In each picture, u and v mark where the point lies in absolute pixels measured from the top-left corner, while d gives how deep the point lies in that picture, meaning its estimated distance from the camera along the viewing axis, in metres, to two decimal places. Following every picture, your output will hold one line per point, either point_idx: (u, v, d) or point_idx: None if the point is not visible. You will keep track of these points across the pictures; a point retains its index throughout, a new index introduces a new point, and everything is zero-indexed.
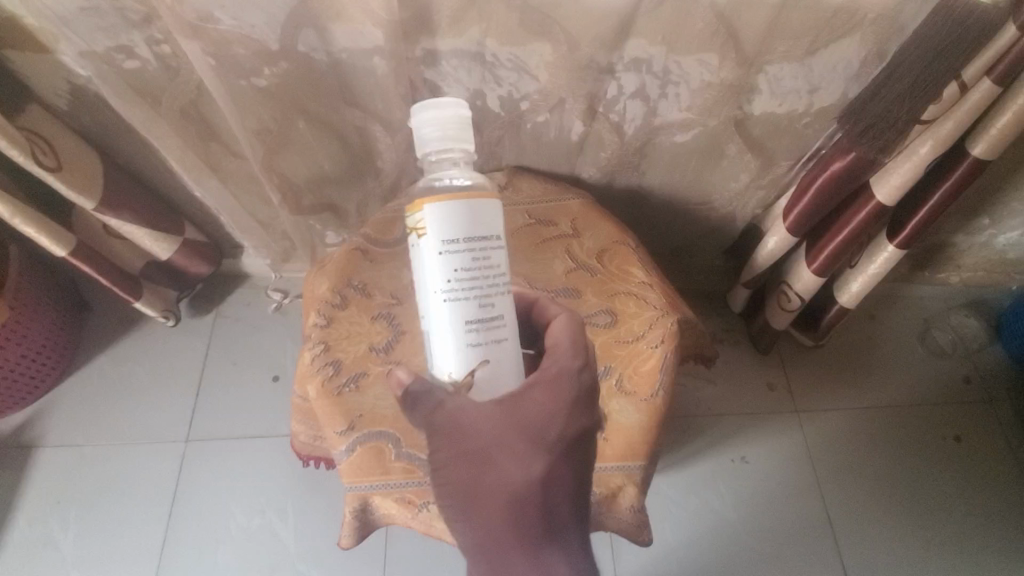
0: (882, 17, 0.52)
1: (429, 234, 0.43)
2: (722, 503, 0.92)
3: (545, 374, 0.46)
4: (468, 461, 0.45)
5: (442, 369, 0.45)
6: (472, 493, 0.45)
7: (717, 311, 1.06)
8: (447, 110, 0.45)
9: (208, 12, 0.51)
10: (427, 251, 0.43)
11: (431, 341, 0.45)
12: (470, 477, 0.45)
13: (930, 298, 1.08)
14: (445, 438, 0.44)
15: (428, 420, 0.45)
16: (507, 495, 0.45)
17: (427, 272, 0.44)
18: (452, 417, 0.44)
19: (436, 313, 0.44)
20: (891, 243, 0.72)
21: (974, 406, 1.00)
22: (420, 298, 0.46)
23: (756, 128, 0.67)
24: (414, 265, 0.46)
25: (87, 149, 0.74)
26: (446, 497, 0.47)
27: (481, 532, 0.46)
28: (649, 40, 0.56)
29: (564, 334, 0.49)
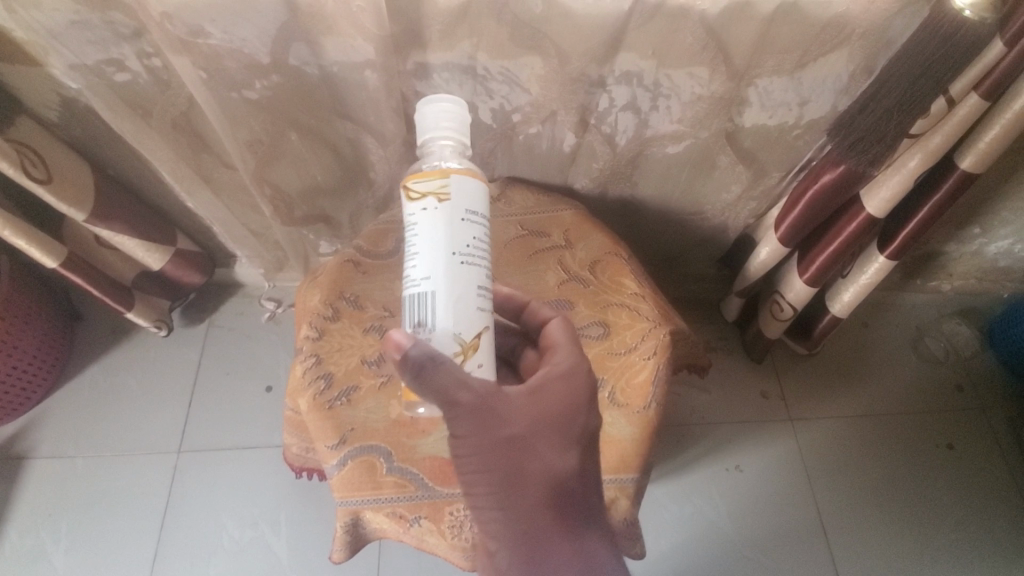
0: (871, 32, 0.53)
1: (453, 199, 0.42)
2: (717, 512, 0.92)
3: (556, 371, 0.44)
4: (501, 452, 0.42)
5: (447, 337, 0.40)
6: (506, 483, 0.43)
7: (711, 319, 1.06)
8: (445, 102, 0.46)
9: (198, 27, 0.51)
10: (447, 214, 0.41)
11: (435, 307, 0.40)
12: (502, 466, 0.43)
13: (921, 306, 1.09)
14: (475, 428, 0.41)
15: (454, 409, 0.40)
16: (542, 484, 0.44)
17: (442, 235, 0.41)
18: (483, 405, 0.40)
19: (448, 276, 0.40)
20: (882, 254, 0.72)
21: (967, 413, 1.01)
22: (420, 261, 0.41)
23: (747, 140, 0.67)
24: (416, 228, 0.42)
25: (79, 160, 0.74)
26: (475, 488, 0.44)
27: (517, 522, 0.45)
28: (640, 54, 0.57)
29: (560, 334, 0.47)
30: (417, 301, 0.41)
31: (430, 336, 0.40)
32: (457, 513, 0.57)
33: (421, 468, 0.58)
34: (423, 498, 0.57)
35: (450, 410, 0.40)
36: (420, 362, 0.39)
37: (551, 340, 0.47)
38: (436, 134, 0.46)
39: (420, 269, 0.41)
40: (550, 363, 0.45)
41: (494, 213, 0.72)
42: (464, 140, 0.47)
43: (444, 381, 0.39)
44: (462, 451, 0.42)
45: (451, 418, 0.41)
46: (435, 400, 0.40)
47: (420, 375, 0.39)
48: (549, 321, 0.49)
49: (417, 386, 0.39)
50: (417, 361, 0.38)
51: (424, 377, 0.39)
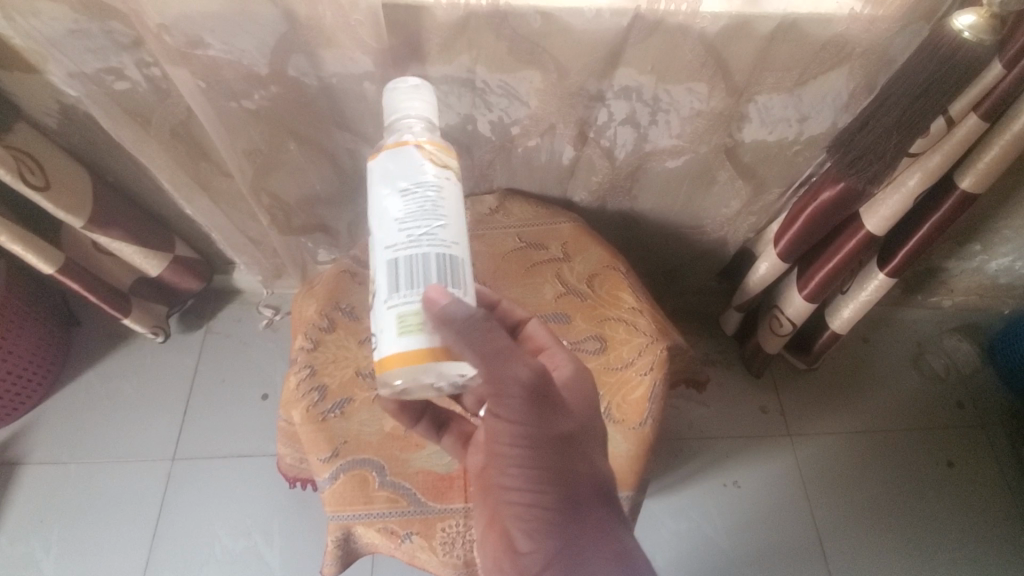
0: (872, 50, 0.52)
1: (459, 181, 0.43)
2: (714, 527, 0.91)
3: (567, 372, 0.47)
4: (550, 444, 0.42)
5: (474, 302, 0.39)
6: (554, 478, 0.43)
7: (710, 332, 1.06)
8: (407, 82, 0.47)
9: (197, 38, 0.51)
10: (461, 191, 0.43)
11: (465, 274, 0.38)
12: (552, 459, 0.42)
13: (921, 322, 1.09)
14: (531, 416, 0.40)
15: (513, 395, 0.39)
16: (583, 477, 0.44)
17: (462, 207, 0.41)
18: (544, 391, 0.40)
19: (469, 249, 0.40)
20: (882, 271, 0.71)
21: (966, 431, 1.00)
22: (451, 224, 0.39)
23: (747, 155, 0.67)
24: (442, 191, 0.40)
25: (78, 168, 0.74)
26: (519, 487, 0.43)
27: (560, 523, 0.44)
28: (639, 69, 0.56)
29: (547, 338, 0.49)
30: (445, 262, 0.37)
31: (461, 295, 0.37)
32: (449, 529, 0.56)
33: (414, 482, 0.58)
34: (415, 514, 0.57)
35: (510, 396, 0.39)
36: (472, 325, 0.35)
37: (538, 348, 0.49)
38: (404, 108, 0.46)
39: (450, 232, 0.38)
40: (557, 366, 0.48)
41: (493, 226, 0.72)
42: (428, 117, 0.47)
43: (508, 356, 0.37)
44: (512, 444, 0.42)
45: (509, 403, 0.39)
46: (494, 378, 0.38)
47: (483, 348, 0.36)
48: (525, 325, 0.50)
49: (478, 363, 0.37)
50: (470, 324, 0.35)
51: (483, 346, 0.36)
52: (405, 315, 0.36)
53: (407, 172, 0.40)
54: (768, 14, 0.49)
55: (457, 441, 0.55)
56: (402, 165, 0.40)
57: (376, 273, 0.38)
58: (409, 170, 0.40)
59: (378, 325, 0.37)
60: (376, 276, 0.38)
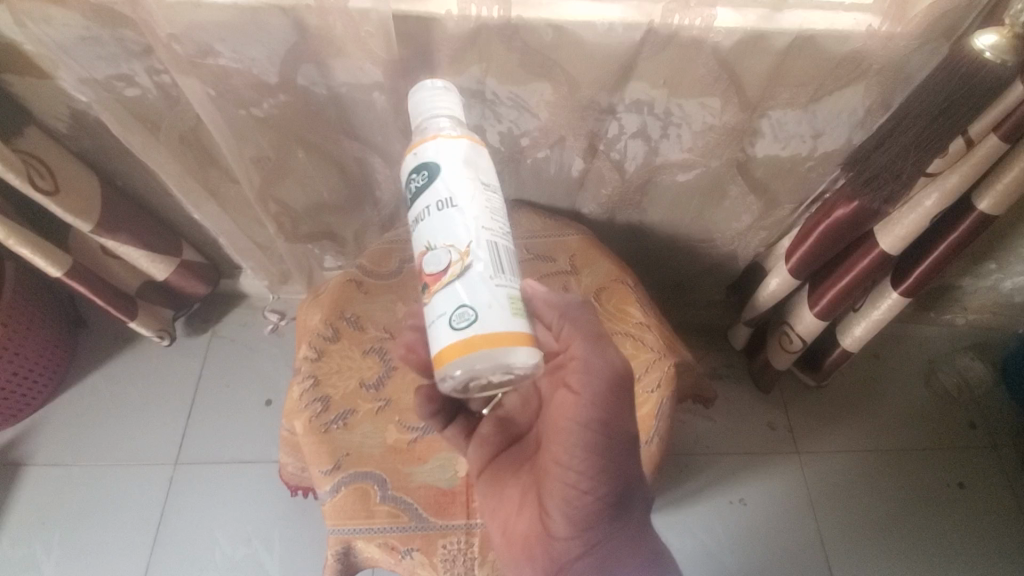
0: (889, 67, 0.51)
1: None
2: (719, 546, 0.90)
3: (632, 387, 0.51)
4: (618, 438, 0.43)
5: None
6: (614, 476, 0.43)
7: (718, 345, 1.04)
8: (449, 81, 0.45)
9: (207, 46, 0.51)
10: None
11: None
12: (617, 454, 0.43)
13: (934, 339, 1.07)
14: (612, 401, 0.43)
15: (600, 374, 0.42)
16: (631, 483, 0.45)
17: None
18: (627, 383, 0.43)
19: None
20: (895, 290, 0.70)
21: (978, 452, 0.98)
22: None
23: (759, 171, 0.66)
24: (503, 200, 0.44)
25: (87, 172, 0.74)
26: (580, 472, 0.43)
27: (606, 510, 0.44)
28: (651, 83, 0.56)
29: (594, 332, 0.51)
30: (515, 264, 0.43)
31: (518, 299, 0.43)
32: (450, 546, 0.55)
33: (415, 497, 0.57)
34: (416, 530, 0.56)
35: (599, 376, 0.42)
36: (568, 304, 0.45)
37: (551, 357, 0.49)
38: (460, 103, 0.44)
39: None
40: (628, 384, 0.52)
41: None
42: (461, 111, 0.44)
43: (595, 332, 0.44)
44: (588, 426, 0.42)
45: (595, 385, 0.42)
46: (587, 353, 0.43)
47: (583, 324, 0.44)
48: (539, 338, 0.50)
49: (580, 337, 0.43)
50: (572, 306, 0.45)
51: (580, 322, 0.44)
52: (516, 297, 0.39)
53: (488, 169, 0.42)
54: (784, 29, 0.48)
55: (460, 433, 0.53)
56: (485, 159, 0.42)
57: (478, 247, 0.38)
58: (489, 164, 0.42)
59: (482, 299, 0.37)
60: (474, 251, 0.38)
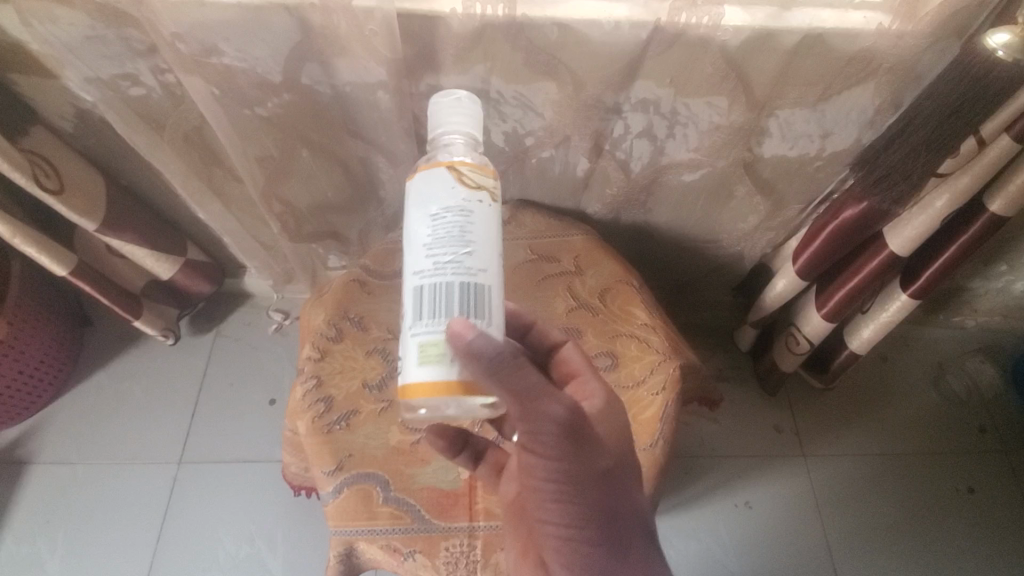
0: (899, 66, 0.51)
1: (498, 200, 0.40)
2: (724, 550, 0.89)
3: (600, 402, 0.45)
4: (587, 481, 0.41)
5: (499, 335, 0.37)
6: (593, 516, 0.42)
7: (724, 347, 1.03)
8: (442, 95, 0.45)
9: (212, 45, 0.51)
10: (496, 212, 0.40)
11: (489, 304, 0.37)
12: (589, 497, 0.41)
13: (943, 342, 1.05)
14: (568, 453, 0.39)
15: (548, 432, 0.38)
16: (619, 513, 0.43)
17: (496, 233, 0.39)
18: (579, 429, 0.39)
19: (499, 276, 0.39)
20: (904, 292, 0.69)
21: (988, 456, 0.97)
22: (478, 250, 0.37)
23: (767, 170, 0.65)
24: (469, 214, 0.38)
25: (92, 171, 0.74)
26: (556, 522, 0.42)
27: (596, 550, 0.42)
28: (658, 82, 0.55)
29: (578, 359, 0.48)
30: (466, 291, 0.37)
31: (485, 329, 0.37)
32: (453, 548, 0.55)
33: (418, 498, 0.57)
34: (418, 531, 0.55)
35: (545, 435, 0.38)
36: (499, 362, 0.34)
37: (571, 368, 0.48)
38: (441, 124, 0.43)
39: (478, 259, 0.37)
40: (592, 396, 0.46)
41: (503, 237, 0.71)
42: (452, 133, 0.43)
43: (538, 390, 0.36)
44: (550, 481, 0.41)
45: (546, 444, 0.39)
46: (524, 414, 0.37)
47: (516, 385, 0.35)
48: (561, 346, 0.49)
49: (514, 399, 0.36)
50: (508, 367, 0.34)
51: (519, 384, 0.35)
52: (427, 344, 0.36)
53: (436, 196, 0.39)
54: (791, 28, 0.48)
55: (491, 470, 0.55)
56: (431, 187, 0.39)
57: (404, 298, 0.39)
58: (436, 190, 0.39)
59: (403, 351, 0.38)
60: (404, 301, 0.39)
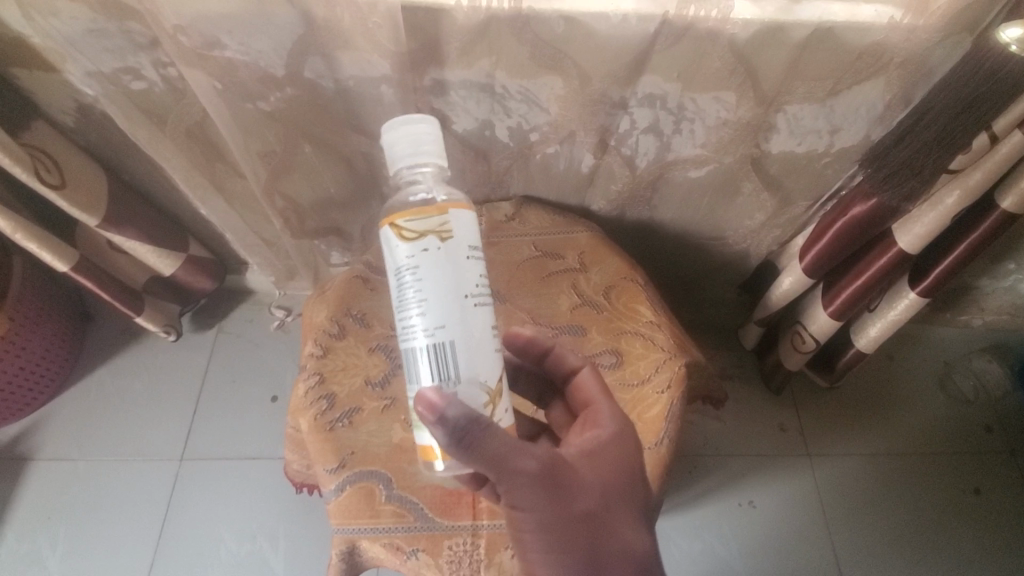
0: (910, 61, 0.50)
1: (453, 239, 0.39)
2: (728, 550, 0.89)
3: (603, 435, 0.44)
4: (573, 526, 0.40)
5: (473, 388, 0.39)
6: (582, 562, 0.40)
7: (728, 345, 1.03)
8: (394, 123, 0.43)
9: (214, 38, 0.50)
10: (450, 256, 0.39)
11: (457, 355, 0.39)
12: (578, 544, 0.40)
13: (949, 341, 1.05)
14: (544, 499, 0.39)
15: (519, 483, 0.38)
16: (611, 557, 0.41)
17: (452, 280, 0.38)
18: (548, 473, 0.39)
19: (464, 323, 0.39)
20: (913, 290, 0.69)
21: (994, 456, 0.96)
22: (431, 309, 0.38)
23: (774, 167, 0.65)
24: (416, 273, 0.38)
25: (93, 166, 0.73)
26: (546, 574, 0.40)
27: None
28: (665, 77, 0.54)
29: (594, 386, 0.47)
30: (429, 353, 0.39)
31: (454, 388, 0.39)
32: (456, 547, 0.54)
33: (421, 496, 0.56)
34: (421, 530, 0.55)
35: (516, 484, 0.38)
36: (463, 429, 0.36)
37: (586, 393, 0.47)
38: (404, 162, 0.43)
39: (434, 316, 0.38)
40: (597, 426, 0.44)
41: (508, 234, 0.70)
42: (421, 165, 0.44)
43: (506, 450, 0.37)
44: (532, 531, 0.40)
45: (520, 495, 0.38)
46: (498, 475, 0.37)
47: (474, 443, 0.36)
48: (578, 370, 0.49)
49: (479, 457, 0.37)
50: (472, 432, 0.36)
51: (487, 448, 0.36)
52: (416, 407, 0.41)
53: (391, 257, 0.40)
54: (802, 21, 0.47)
55: None
56: (386, 248, 0.40)
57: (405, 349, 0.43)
58: (390, 253, 0.40)
59: None
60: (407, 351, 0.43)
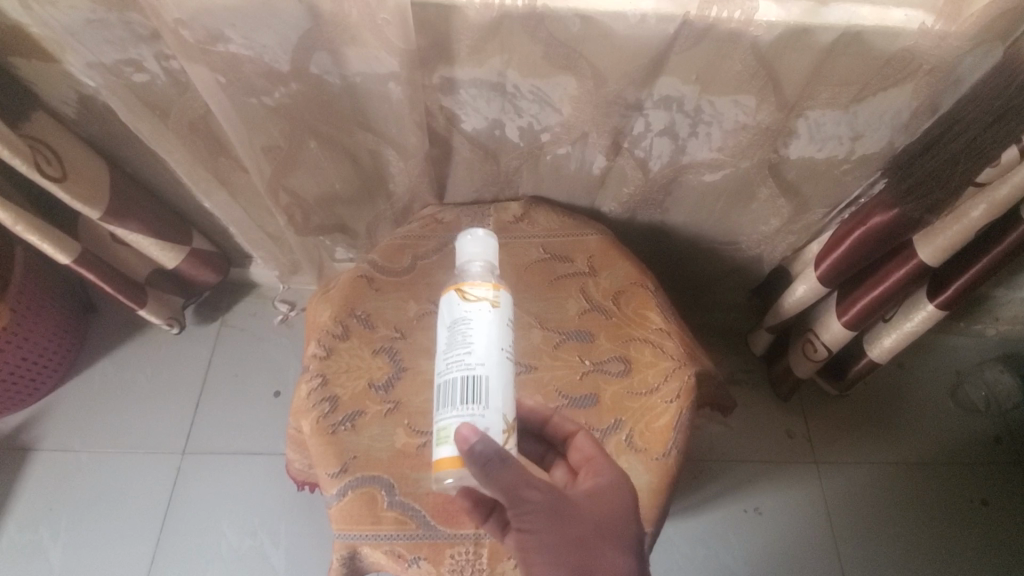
0: (939, 69, 0.48)
1: (501, 307, 0.43)
2: (732, 557, 0.88)
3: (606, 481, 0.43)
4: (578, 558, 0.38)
5: (497, 419, 0.39)
6: None
7: (737, 349, 1.01)
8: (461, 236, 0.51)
9: (217, 31, 0.49)
10: (497, 317, 0.42)
11: (488, 393, 0.39)
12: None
13: (962, 349, 1.03)
14: (548, 528, 0.38)
15: (527, 511, 0.38)
16: None
17: (495, 333, 0.41)
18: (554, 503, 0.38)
19: (501, 369, 0.40)
20: (931, 302, 0.67)
21: (1003, 468, 0.95)
22: (475, 350, 0.40)
23: (791, 172, 0.63)
24: (471, 322, 0.41)
25: (94, 157, 0.72)
26: None
27: None
28: (683, 79, 0.53)
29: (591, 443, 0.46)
30: (465, 386, 0.39)
31: (480, 414, 0.38)
32: (458, 556, 0.54)
33: (423, 504, 0.55)
34: (424, 538, 0.54)
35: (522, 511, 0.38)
36: (489, 459, 0.36)
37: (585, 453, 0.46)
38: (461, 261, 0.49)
39: (476, 355, 0.40)
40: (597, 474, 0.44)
41: (516, 234, 0.68)
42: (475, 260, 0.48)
43: (519, 478, 0.37)
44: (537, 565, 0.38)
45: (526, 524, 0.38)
46: (509, 505, 0.38)
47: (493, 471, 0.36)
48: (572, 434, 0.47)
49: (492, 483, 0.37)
50: (494, 463, 0.36)
51: (504, 479, 0.37)
52: (441, 427, 0.39)
53: (446, 311, 0.43)
54: (828, 25, 0.45)
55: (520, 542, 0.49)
56: (443, 308, 0.43)
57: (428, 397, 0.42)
58: (445, 308, 0.43)
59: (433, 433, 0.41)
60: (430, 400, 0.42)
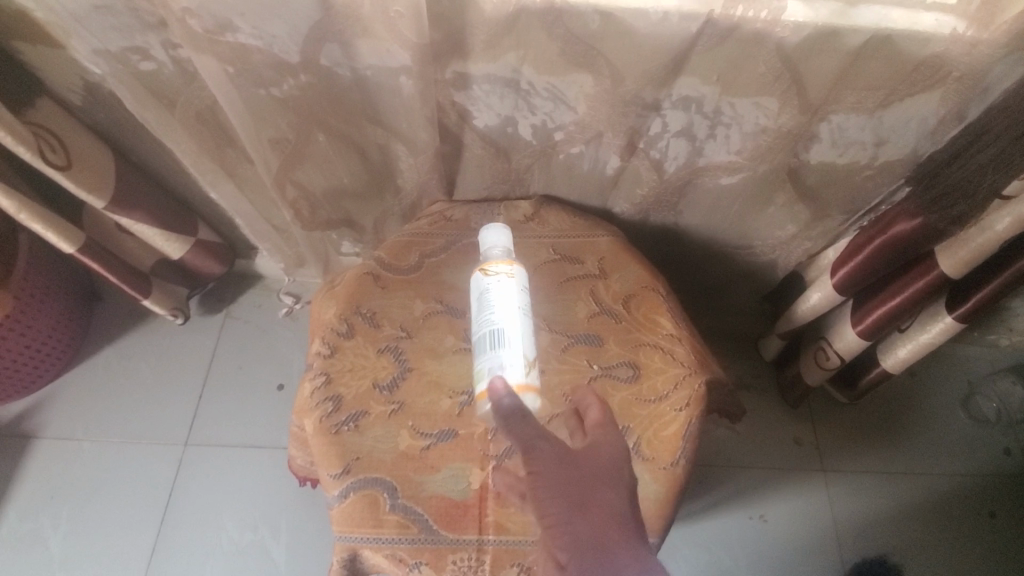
0: (969, 75, 0.46)
1: (513, 275, 0.53)
2: (735, 564, 0.87)
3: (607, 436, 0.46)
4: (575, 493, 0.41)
5: (516, 357, 0.48)
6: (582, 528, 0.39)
7: (746, 354, 1.00)
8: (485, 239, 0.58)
9: (226, 20, 0.47)
10: (512, 282, 0.52)
11: (507, 338, 0.49)
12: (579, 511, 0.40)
13: (974, 360, 1.01)
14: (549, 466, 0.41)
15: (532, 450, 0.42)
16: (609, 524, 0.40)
17: (510, 294, 0.51)
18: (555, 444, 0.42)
19: (517, 320, 0.50)
20: (949, 314, 0.65)
21: (1012, 481, 0.93)
22: (496, 309, 0.50)
23: (810, 177, 0.61)
24: (494, 290, 0.51)
25: (100, 145, 0.71)
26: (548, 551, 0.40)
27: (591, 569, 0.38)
28: (703, 79, 0.51)
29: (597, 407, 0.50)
30: (490, 336, 0.49)
31: (502, 353, 0.48)
32: (460, 562, 0.53)
33: (426, 507, 0.54)
34: (425, 543, 0.53)
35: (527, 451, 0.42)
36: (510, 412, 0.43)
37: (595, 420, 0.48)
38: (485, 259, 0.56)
39: (496, 313, 0.50)
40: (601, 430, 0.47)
41: (526, 234, 0.67)
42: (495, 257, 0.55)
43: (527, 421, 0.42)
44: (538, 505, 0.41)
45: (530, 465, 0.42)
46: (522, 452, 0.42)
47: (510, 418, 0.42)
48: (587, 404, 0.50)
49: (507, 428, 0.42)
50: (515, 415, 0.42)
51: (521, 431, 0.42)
52: (480, 369, 0.49)
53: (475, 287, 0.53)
54: (857, 26, 0.43)
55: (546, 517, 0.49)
56: (473, 285, 0.54)
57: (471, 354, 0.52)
58: (474, 284, 0.54)
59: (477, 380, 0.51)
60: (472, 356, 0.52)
